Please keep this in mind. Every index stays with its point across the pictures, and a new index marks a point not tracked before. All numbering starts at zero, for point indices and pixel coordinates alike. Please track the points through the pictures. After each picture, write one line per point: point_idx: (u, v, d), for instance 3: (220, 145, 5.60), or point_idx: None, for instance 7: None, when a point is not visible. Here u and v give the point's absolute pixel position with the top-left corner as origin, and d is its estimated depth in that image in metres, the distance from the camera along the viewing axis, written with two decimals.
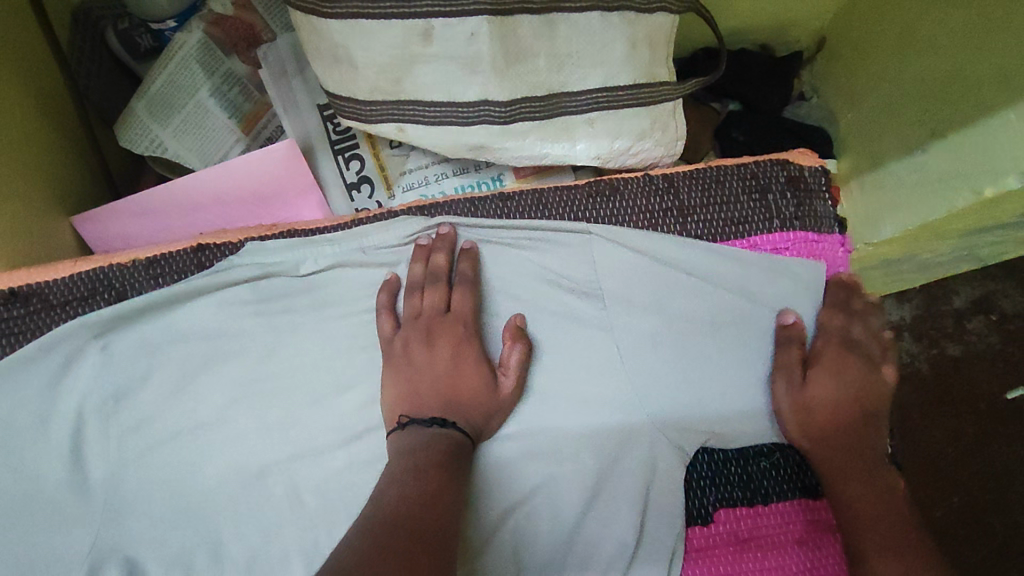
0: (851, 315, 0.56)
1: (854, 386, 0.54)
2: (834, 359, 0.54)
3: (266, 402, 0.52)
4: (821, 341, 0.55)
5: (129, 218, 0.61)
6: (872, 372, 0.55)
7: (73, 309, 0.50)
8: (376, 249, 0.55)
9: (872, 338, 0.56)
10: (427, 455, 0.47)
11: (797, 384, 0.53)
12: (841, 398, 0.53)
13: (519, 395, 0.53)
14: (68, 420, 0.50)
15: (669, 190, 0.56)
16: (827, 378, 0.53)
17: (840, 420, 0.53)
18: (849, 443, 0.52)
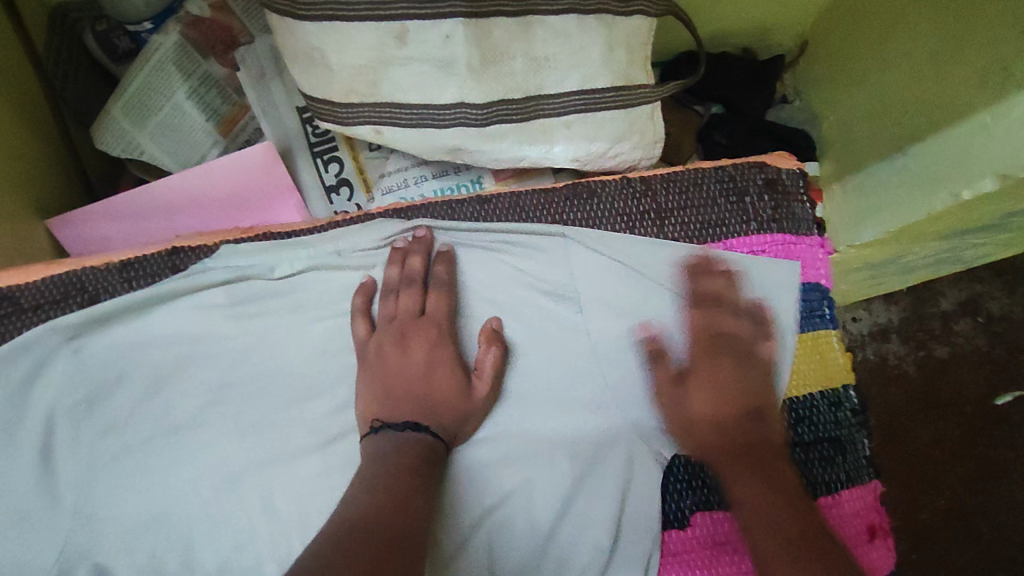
0: (715, 308, 0.55)
1: (724, 380, 0.54)
2: (704, 362, 0.54)
3: (239, 406, 0.52)
4: (692, 347, 0.55)
5: (106, 220, 0.61)
6: (745, 364, 0.54)
7: (44, 312, 0.50)
8: (352, 252, 0.54)
9: (744, 324, 0.55)
10: (400, 457, 0.47)
11: (679, 399, 0.54)
12: (715, 402, 0.53)
13: (494, 398, 0.54)
14: (36, 426, 0.49)
15: (647, 192, 0.55)
16: (701, 390, 0.54)
17: (713, 427, 0.53)
18: (733, 441, 0.52)
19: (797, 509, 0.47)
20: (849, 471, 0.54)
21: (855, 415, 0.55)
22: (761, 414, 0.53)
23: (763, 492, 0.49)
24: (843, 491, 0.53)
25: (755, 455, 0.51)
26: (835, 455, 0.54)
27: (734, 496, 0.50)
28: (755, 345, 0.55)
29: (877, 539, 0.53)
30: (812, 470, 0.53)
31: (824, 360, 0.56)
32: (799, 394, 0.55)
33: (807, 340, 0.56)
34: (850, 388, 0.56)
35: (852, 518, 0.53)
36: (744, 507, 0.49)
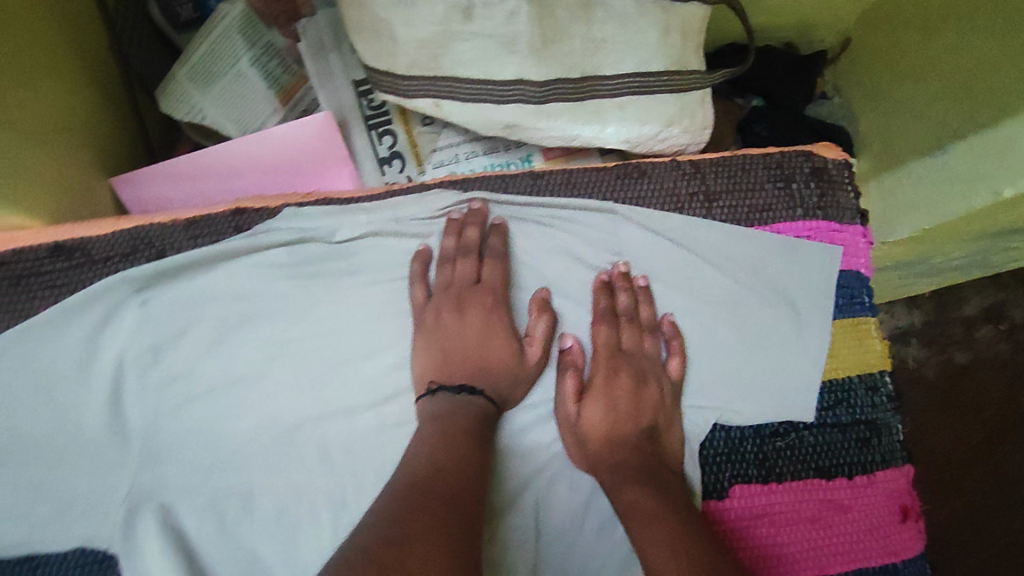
0: (622, 325, 0.55)
1: (619, 397, 0.53)
2: (602, 377, 0.54)
3: (298, 363, 0.54)
4: (596, 369, 0.54)
5: (166, 182, 0.63)
6: (645, 382, 0.54)
7: (115, 264, 0.54)
8: (411, 221, 0.56)
9: (647, 348, 0.55)
10: (452, 417, 0.49)
11: (574, 417, 0.53)
12: (610, 417, 0.53)
13: (538, 372, 0.55)
14: (109, 370, 0.53)
15: (696, 175, 0.58)
16: (598, 403, 0.53)
17: (612, 440, 0.52)
18: (614, 460, 0.51)
19: (685, 522, 0.47)
20: (884, 454, 0.55)
21: (890, 401, 0.57)
22: (656, 436, 0.53)
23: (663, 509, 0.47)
24: (878, 472, 0.55)
25: (660, 477, 0.50)
26: (870, 437, 0.55)
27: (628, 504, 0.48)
28: (660, 366, 0.55)
29: (909, 520, 0.54)
30: (848, 451, 0.55)
31: (865, 346, 0.57)
32: (838, 377, 0.56)
33: (848, 325, 0.57)
34: (886, 375, 0.57)
35: (887, 499, 0.55)
36: (646, 511, 0.47)
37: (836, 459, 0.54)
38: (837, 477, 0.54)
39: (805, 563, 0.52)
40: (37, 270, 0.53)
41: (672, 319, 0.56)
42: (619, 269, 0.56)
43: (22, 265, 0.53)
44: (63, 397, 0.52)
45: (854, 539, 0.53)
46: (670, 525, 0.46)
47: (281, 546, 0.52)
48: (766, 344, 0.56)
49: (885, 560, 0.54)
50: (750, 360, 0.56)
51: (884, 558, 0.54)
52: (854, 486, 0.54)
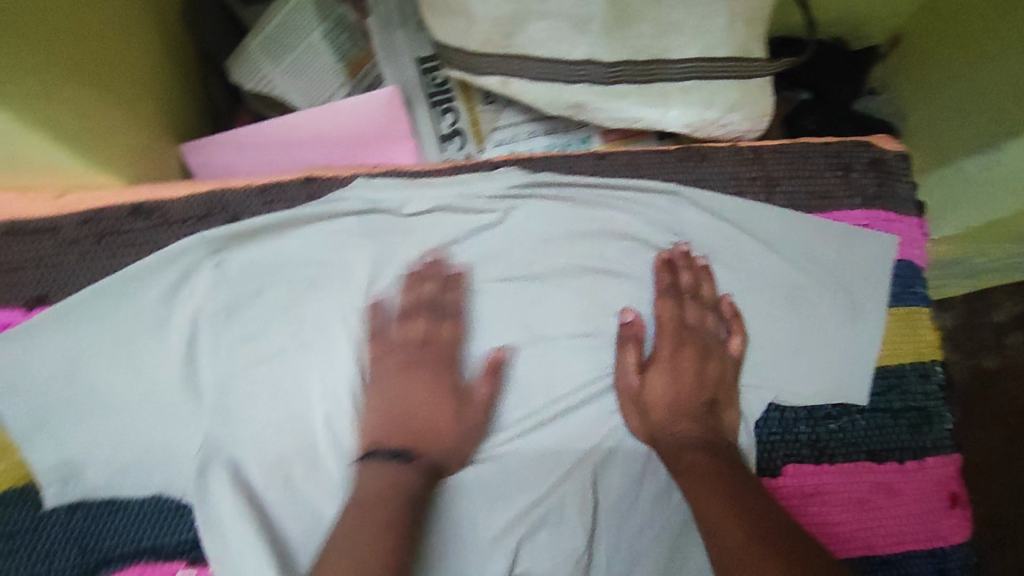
0: (684, 300, 0.57)
1: (683, 368, 0.56)
2: (666, 349, 0.56)
3: (364, 328, 0.56)
4: (659, 340, 0.56)
5: (233, 150, 0.64)
6: (709, 355, 0.56)
7: (192, 226, 0.56)
8: (477, 197, 0.58)
9: (711, 321, 0.57)
10: (401, 483, 0.50)
11: (637, 387, 0.56)
12: (672, 387, 0.55)
13: (486, 427, 0.55)
14: (184, 327, 0.55)
15: (756, 160, 0.59)
16: (661, 374, 0.56)
17: (675, 408, 0.55)
18: (680, 426, 0.54)
19: (746, 489, 0.49)
20: (934, 441, 0.56)
21: (941, 390, 0.57)
22: (717, 409, 0.55)
23: (718, 470, 0.51)
24: (928, 458, 0.56)
25: (720, 448, 0.53)
26: (922, 424, 0.56)
27: (685, 463, 0.52)
28: (722, 342, 0.57)
29: (956, 507, 0.55)
30: (899, 436, 0.56)
31: (917, 335, 0.58)
32: (891, 364, 0.57)
33: (901, 314, 0.58)
34: (938, 364, 0.58)
35: (936, 485, 0.56)
36: (704, 474, 0.51)
37: (886, 444, 0.55)
38: (888, 461, 0.55)
39: (855, 543, 0.54)
40: (117, 229, 0.55)
41: (731, 301, 0.57)
42: (678, 247, 0.57)
43: (104, 223, 0.55)
44: (138, 353, 0.54)
45: (901, 522, 0.54)
46: (733, 494, 0.48)
47: (339, 507, 0.54)
48: (820, 329, 0.57)
49: (932, 544, 0.55)
50: (806, 347, 0.57)
51: (932, 542, 0.55)
52: (904, 471, 0.55)
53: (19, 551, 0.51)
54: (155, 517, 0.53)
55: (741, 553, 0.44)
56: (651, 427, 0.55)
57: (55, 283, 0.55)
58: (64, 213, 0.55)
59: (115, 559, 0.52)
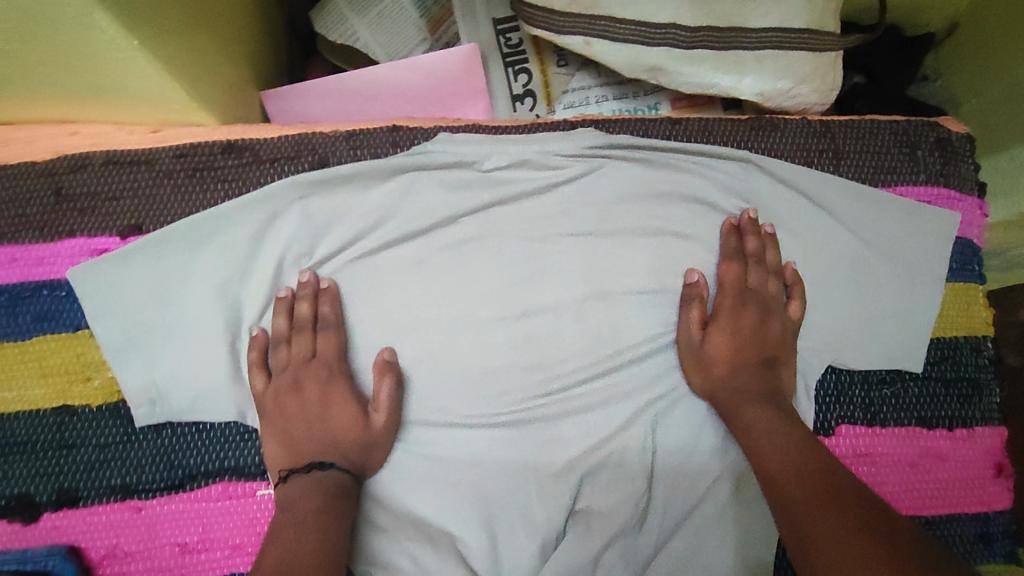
0: (749, 265, 0.58)
1: (743, 326, 0.57)
2: (728, 307, 0.57)
3: (439, 274, 0.58)
4: (721, 298, 0.58)
5: (314, 99, 0.66)
6: (770, 315, 0.57)
7: (281, 165, 0.58)
8: (554, 155, 0.59)
9: (774, 285, 0.58)
10: (314, 498, 0.50)
11: (698, 343, 0.57)
12: (732, 344, 0.56)
13: (396, 429, 0.56)
14: (270, 264, 0.57)
15: (825, 133, 0.61)
16: (722, 332, 0.57)
17: (734, 366, 0.56)
18: (739, 383, 0.55)
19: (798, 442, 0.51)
20: (983, 412, 0.58)
21: (992, 364, 0.59)
22: (774, 363, 0.56)
23: (776, 426, 0.52)
24: (977, 427, 0.58)
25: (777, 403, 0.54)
26: (971, 394, 0.58)
27: (744, 420, 0.54)
28: (784, 304, 0.58)
29: (1001, 475, 0.58)
30: (949, 405, 0.58)
31: (971, 311, 0.60)
32: (944, 336, 0.59)
33: (956, 289, 0.60)
34: (989, 339, 0.60)
35: (983, 452, 0.58)
36: (762, 431, 0.52)
37: (937, 411, 0.58)
38: (937, 427, 0.57)
39: (901, 503, 0.56)
40: (209, 164, 0.58)
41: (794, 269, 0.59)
42: (749, 215, 0.58)
43: (198, 158, 0.58)
44: (225, 287, 0.56)
45: (946, 486, 0.57)
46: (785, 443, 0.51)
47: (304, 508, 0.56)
48: (877, 302, 0.59)
49: (976, 509, 0.57)
50: (865, 318, 0.59)
51: (976, 506, 0.57)
52: (952, 438, 0.57)
53: (110, 462, 0.54)
54: (236, 439, 0.55)
55: (814, 502, 0.45)
56: (707, 385, 0.56)
57: (149, 213, 0.57)
58: (161, 146, 0.58)
59: (199, 476, 0.54)
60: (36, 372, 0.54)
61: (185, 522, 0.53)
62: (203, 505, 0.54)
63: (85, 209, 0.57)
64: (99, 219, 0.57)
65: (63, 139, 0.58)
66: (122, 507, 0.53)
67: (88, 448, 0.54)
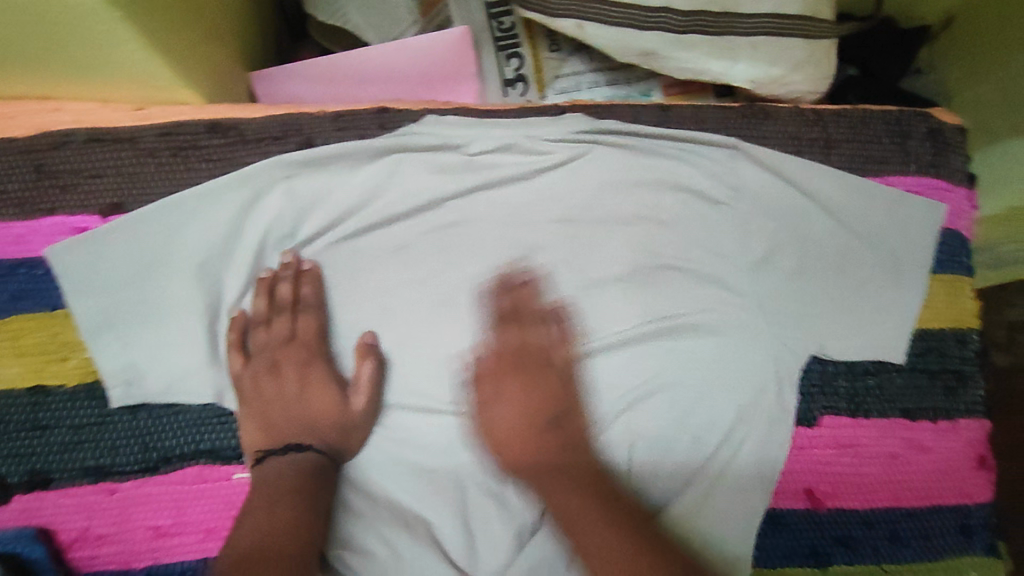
0: (525, 325, 0.57)
1: (521, 397, 0.56)
2: (492, 379, 0.56)
3: (421, 261, 0.57)
4: (484, 365, 0.57)
5: (300, 80, 0.65)
6: (539, 375, 0.57)
7: (266, 145, 0.57)
8: (542, 140, 0.58)
9: (548, 339, 0.58)
10: (293, 478, 0.51)
11: (473, 410, 0.56)
12: (511, 419, 0.55)
13: (374, 415, 0.56)
14: (252, 246, 0.56)
15: (816, 122, 0.60)
16: (501, 407, 0.56)
17: (518, 430, 0.55)
18: (518, 446, 0.55)
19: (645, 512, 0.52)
20: (967, 404, 0.58)
21: (976, 356, 0.59)
22: (559, 420, 0.56)
23: (582, 489, 0.51)
24: (960, 419, 0.58)
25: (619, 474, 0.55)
26: (956, 386, 0.58)
27: (550, 500, 0.52)
28: (561, 351, 0.58)
29: (982, 468, 0.58)
30: (934, 397, 0.58)
31: (959, 303, 0.60)
32: (931, 328, 0.59)
33: (944, 280, 0.59)
34: (975, 332, 0.60)
35: (965, 445, 0.58)
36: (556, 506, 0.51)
37: (921, 403, 0.57)
38: (921, 419, 0.57)
39: (882, 494, 0.56)
40: (194, 143, 0.57)
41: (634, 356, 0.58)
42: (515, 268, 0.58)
43: (182, 137, 0.57)
44: (208, 267, 0.55)
45: (928, 478, 0.57)
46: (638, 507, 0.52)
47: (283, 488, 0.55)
48: (866, 294, 0.58)
49: (958, 501, 0.57)
50: (854, 309, 0.58)
51: (958, 499, 0.57)
52: (935, 431, 0.57)
53: (86, 444, 0.53)
54: (214, 422, 0.54)
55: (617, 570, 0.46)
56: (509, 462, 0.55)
57: (132, 192, 0.56)
58: (145, 124, 0.57)
59: (175, 458, 0.53)
60: (13, 351, 0.53)
61: (161, 505, 0.52)
62: (179, 487, 0.53)
63: (66, 186, 0.56)
64: (81, 198, 0.56)
65: (45, 116, 0.56)
66: (98, 489, 0.52)
67: (63, 430, 0.53)
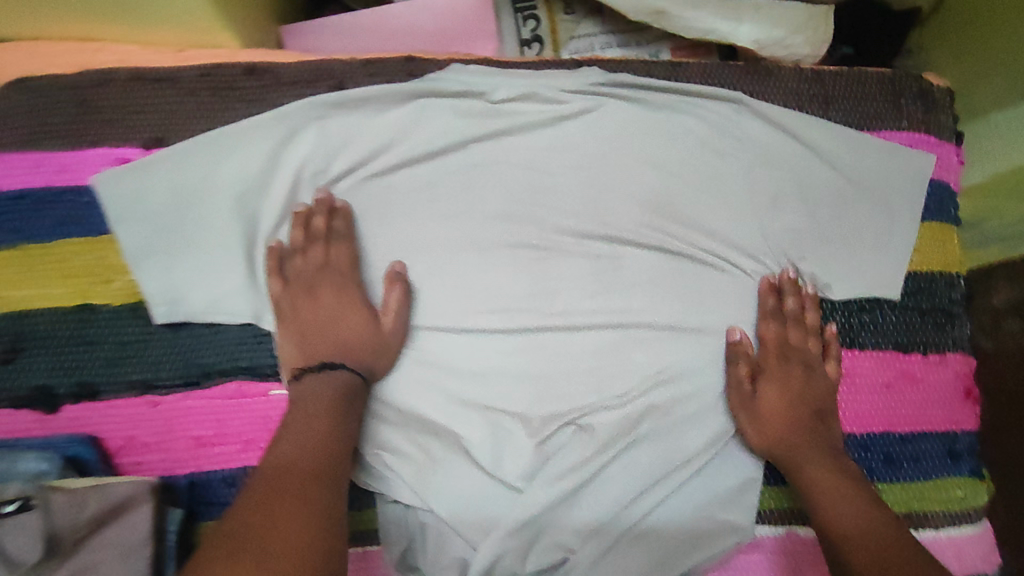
0: (788, 323, 0.60)
1: (791, 386, 0.58)
2: (775, 369, 0.59)
3: (443, 200, 0.60)
4: (766, 360, 0.60)
5: (328, 33, 0.68)
6: (814, 371, 0.59)
7: (300, 88, 0.61)
8: (559, 90, 0.62)
9: (816, 341, 0.60)
10: (331, 393, 0.53)
11: (747, 397, 0.58)
12: (783, 403, 0.58)
13: (397, 343, 0.58)
14: (287, 180, 0.59)
15: (816, 80, 0.65)
16: (771, 391, 0.58)
17: (788, 420, 0.57)
18: (793, 434, 0.57)
19: (855, 479, 0.54)
20: (956, 340, 0.62)
21: (963, 298, 0.64)
22: (825, 417, 0.58)
23: (833, 480, 0.54)
24: (950, 354, 0.62)
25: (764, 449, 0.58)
26: (946, 324, 0.62)
27: (808, 478, 0.55)
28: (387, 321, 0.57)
29: (969, 400, 0.62)
30: (925, 332, 0.62)
31: (948, 249, 0.64)
32: (921, 271, 0.63)
33: (934, 227, 0.64)
34: (961, 276, 0.64)
35: (955, 377, 0.62)
36: (838, 531, 0.51)
37: (913, 337, 0.61)
38: (913, 353, 0.61)
39: (877, 420, 0.60)
40: (230, 84, 0.60)
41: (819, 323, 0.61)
42: (395, 269, 0.58)
43: (221, 77, 0.60)
44: (246, 202, 0.58)
45: (919, 404, 0.61)
46: (829, 466, 0.55)
47: None
48: (859, 238, 0.62)
49: (947, 426, 0.61)
50: (847, 250, 0.62)
51: (947, 425, 0.61)
52: (926, 363, 0.61)
53: (130, 359, 0.56)
54: (252, 342, 0.57)
55: None
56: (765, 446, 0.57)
57: (172, 127, 0.59)
58: (186, 65, 0.60)
59: (215, 374, 0.56)
60: (57, 273, 0.56)
61: (202, 417, 0.56)
62: (219, 401, 0.56)
63: (109, 121, 0.58)
64: (122, 131, 0.58)
65: (87, 56, 0.60)
66: (139, 401, 0.55)
67: (109, 346, 0.56)
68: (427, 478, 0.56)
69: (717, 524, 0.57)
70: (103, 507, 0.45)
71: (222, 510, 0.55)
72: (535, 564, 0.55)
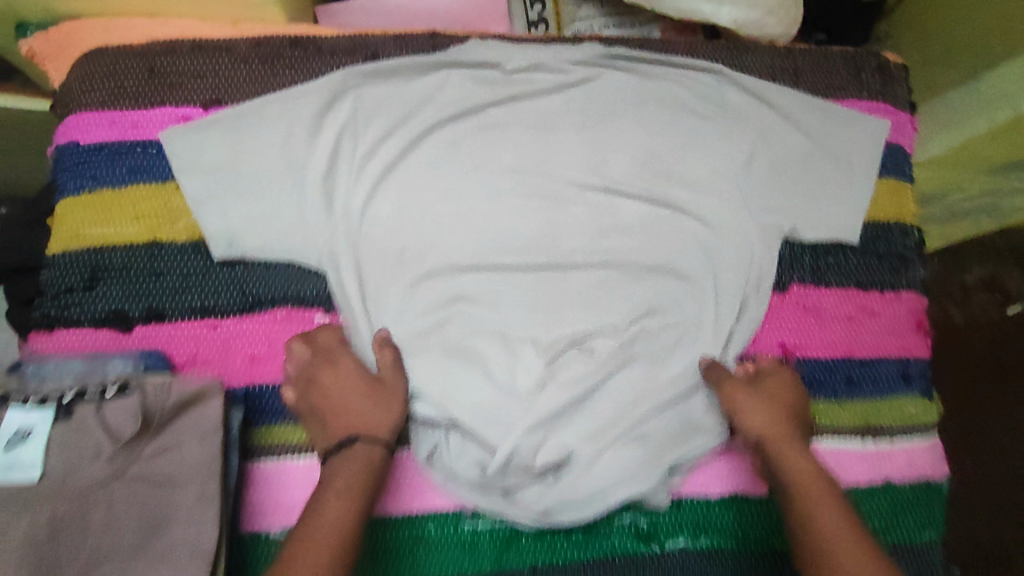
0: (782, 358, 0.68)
1: (791, 392, 0.64)
2: (779, 375, 0.65)
3: (460, 157, 0.68)
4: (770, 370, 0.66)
5: (361, 14, 0.78)
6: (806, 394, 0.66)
7: (339, 58, 0.70)
8: (564, 61, 0.71)
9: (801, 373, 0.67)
10: (364, 466, 0.56)
11: (751, 388, 0.63)
12: (782, 398, 0.63)
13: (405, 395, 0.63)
14: (330, 137, 0.66)
15: (788, 56, 0.75)
16: (774, 386, 0.64)
17: (784, 416, 0.62)
18: (787, 427, 0.61)
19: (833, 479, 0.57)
20: (909, 281, 0.72)
21: (917, 245, 0.73)
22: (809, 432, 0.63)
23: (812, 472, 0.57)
24: (903, 292, 0.72)
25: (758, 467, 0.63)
26: (900, 267, 0.72)
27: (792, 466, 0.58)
28: (393, 379, 0.62)
29: (920, 332, 0.71)
30: (883, 273, 0.71)
31: (901, 202, 0.73)
32: (879, 220, 0.72)
33: (891, 184, 0.73)
34: (916, 227, 0.74)
35: (907, 312, 0.71)
36: (820, 525, 0.53)
37: (873, 278, 0.71)
38: (871, 291, 0.71)
39: (838, 347, 0.69)
40: (278, 54, 0.69)
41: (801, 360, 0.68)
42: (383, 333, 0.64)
43: (270, 48, 0.69)
44: (291, 153, 0.66)
45: (876, 338, 0.70)
46: (813, 461, 0.58)
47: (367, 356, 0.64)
48: (825, 191, 0.71)
49: (899, 354, 0.70)
50: (815, 201, 0.71)
51: (900, 353, 0.70)
52: (883, 300, 0.71)
53: (191, 288, 0.64)
54: (298, 276, 0.66)
55: None
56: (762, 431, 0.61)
57: (227, 89, 0.68)
58: (241, 37, 0.69)
59: (267, 302, 0.65)
60: (131, 214, 0.65)
61: (255, 338, 0.64)
62: (271, 324, 0.65)
63: (174, 84, 0.67)
64: (184, 93, 0.67)
65: (156, 28, 0.69)
66: (201, 324, 0.64)
67: (174, 276, 0.64)
68: (445, 388, 0.64)
69: (702, 432, 0.65)
70: (186, 393, 0.53)
71: (275, 417, 0.63)
72: (543, 459, 0.64)
